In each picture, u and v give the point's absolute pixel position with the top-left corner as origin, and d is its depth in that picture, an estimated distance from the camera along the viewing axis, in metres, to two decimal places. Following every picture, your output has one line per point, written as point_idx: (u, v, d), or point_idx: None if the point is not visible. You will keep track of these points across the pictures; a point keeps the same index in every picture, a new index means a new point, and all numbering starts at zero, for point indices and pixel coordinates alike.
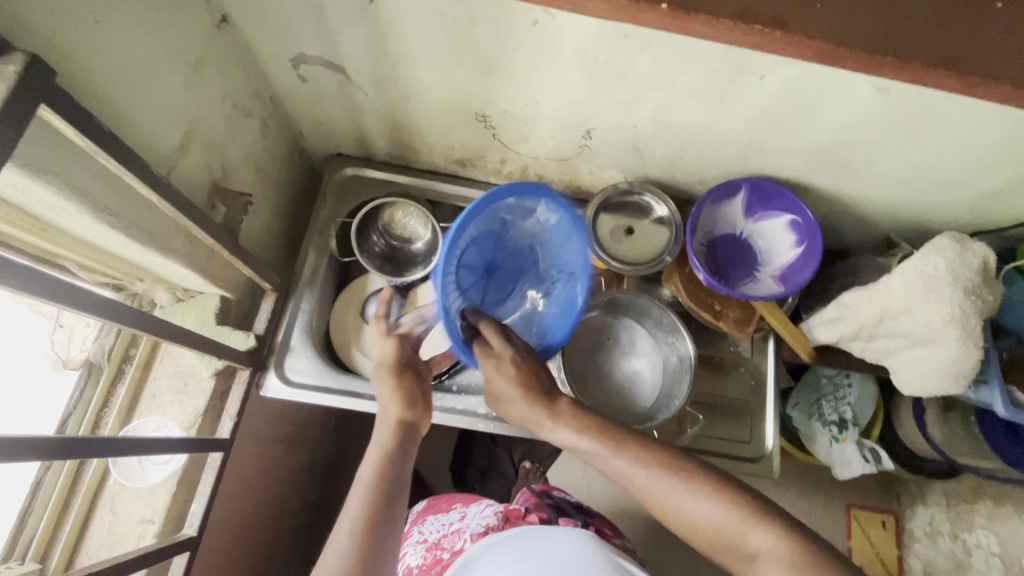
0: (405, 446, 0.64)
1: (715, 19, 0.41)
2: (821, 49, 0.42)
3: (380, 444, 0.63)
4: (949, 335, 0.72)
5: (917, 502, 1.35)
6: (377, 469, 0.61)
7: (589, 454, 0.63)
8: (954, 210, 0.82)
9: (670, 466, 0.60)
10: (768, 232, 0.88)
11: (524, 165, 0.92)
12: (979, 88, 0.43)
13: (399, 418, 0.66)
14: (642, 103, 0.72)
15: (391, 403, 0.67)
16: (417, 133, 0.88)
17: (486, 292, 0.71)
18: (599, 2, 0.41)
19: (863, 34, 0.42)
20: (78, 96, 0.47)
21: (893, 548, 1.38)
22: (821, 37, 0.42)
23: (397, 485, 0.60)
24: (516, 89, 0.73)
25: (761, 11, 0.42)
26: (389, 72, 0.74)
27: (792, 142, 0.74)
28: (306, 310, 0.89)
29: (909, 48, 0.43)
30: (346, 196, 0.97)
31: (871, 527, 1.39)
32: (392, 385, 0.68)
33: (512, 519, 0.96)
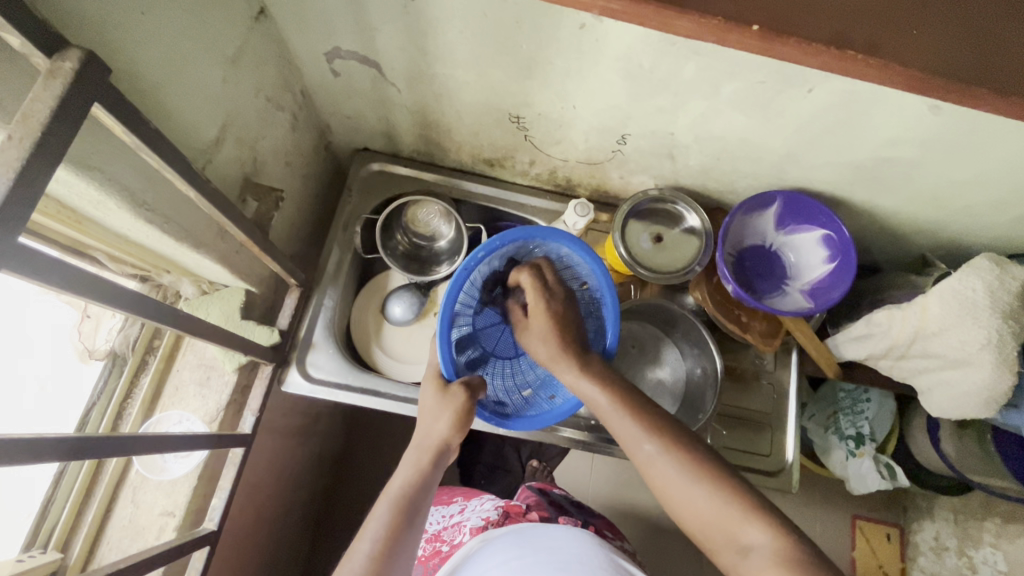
0: (435, 469, 0.68)
1: (807, 44, 0.39)
2: (916, 77, 0.40)
3: (416, 462, 0.68)
4: (984, 360, 0.71)
5: (923, 517, 1.35)
6: (403, 490, 0.66)
7: (606, 414, 0.68)
8: (990, 231, 0.81)
9: (663, 441, 0.63)
10: (799, 246, 0.86)
11: (553, 168, 0.91)
12: None
13: (443, 440, 0.69)
14: (682, 110, 0.70)
15: (437, 424, 0.69)
16: (446, 130, 0.87)
17: (504, 340, 0.84)
18: (684, 23, 0.39)
19: (952, 65, 0.41)
20: (124, 91, 0.46)
21: (897, 560, 1.38)
22: (918, 65, 0.40)
23: (416, 509, 0.65)
24: (553, 91, 0.72)
25: (855, 36, 0.40)
26: (424, 68, 0.72)
27: (833, 154, 0.73)
28: (329, 306, 0.88)
29: (1005, 79, 0.41)
30: (370, 192, 0.96)
31: (875, 537, 1.40)
32: (451, 409, 0.70)
33: (512, 515, 0.96)
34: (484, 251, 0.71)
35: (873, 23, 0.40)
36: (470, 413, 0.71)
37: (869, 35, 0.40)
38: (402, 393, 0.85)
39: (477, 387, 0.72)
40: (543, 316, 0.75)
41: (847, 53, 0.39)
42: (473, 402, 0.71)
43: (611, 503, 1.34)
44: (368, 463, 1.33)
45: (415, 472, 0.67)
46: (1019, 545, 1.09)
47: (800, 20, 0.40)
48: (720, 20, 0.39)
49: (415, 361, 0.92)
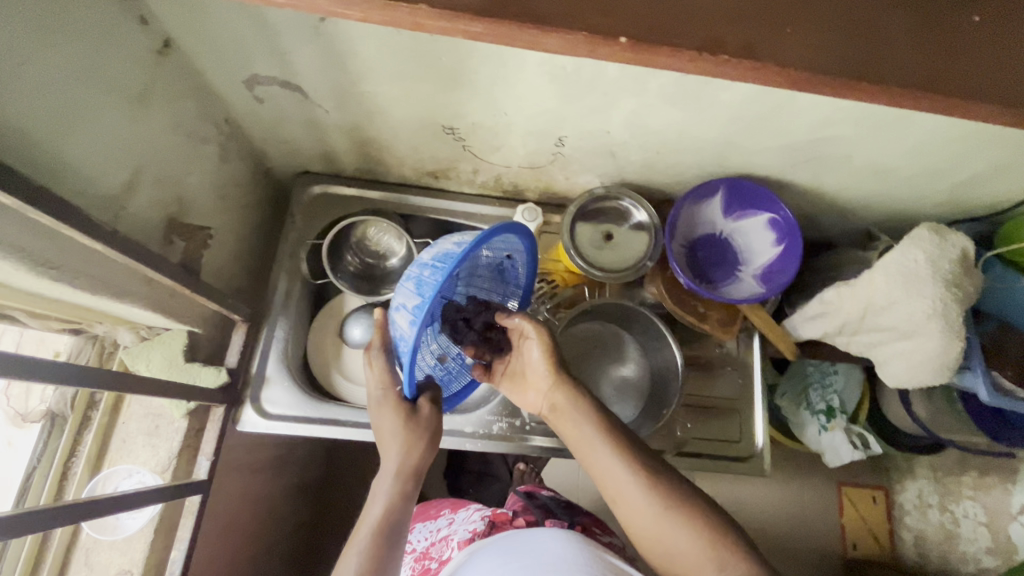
0: (410, 491, 0.64)
1: (679, 50, 0.38)
2: (792, 73, 0.40)
3: (391, 488, 0.63)
4: (932, 329, 0.72)
5: (906, 476, 1.38)
6: (381, 516, 0.61)
7: (585, 450, 0.67)
8: (932, 198, 0.82)
9: (649, 483, 0.63)
10: (747, 232, 0.86)
11: (497, 175, 0.89)
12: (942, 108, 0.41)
13: (418, 464, 0.65)
14: (614, 108, 0.69)
15: (413, 450, 0.65)
16: (384, 147, 0.85)
17: None
18: (551, 38, 0.38)
19: (835, 60, 0.40)
20: (13, 161, 0.45)
21: (885, 522, 1.42)
22: (792, 61, 0.40)
23: (399, 534, 0.61)
24: (482, 100, 0.70)
25: (727, 37, 0.39)
26: (349, 88, 0.70)
27: (768, 139, 0.73)
28: (280, 337, 0.85)
29: (883, 71, 0.41)
30: (315, 215, 0.93)
31: (862, 501, 1.44)
32: (426, 433, 0.66)
33: (497, 524, 0.95)
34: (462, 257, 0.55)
35: (751, 21, 0.40)
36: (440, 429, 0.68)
37: (749, 37, 0.40)
38: (363, 420, 0.83)
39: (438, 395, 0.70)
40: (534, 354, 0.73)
41: (718, 58, 0.39)
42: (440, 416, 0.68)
43: (599, 499, 1.34)
44: (352, 485, 1.31)
45: (391, 501, 0.62)
46: (996, 496, 1.14)
47: (670, 23, 0.39)
48: (587, 33, 0.38)
49: None
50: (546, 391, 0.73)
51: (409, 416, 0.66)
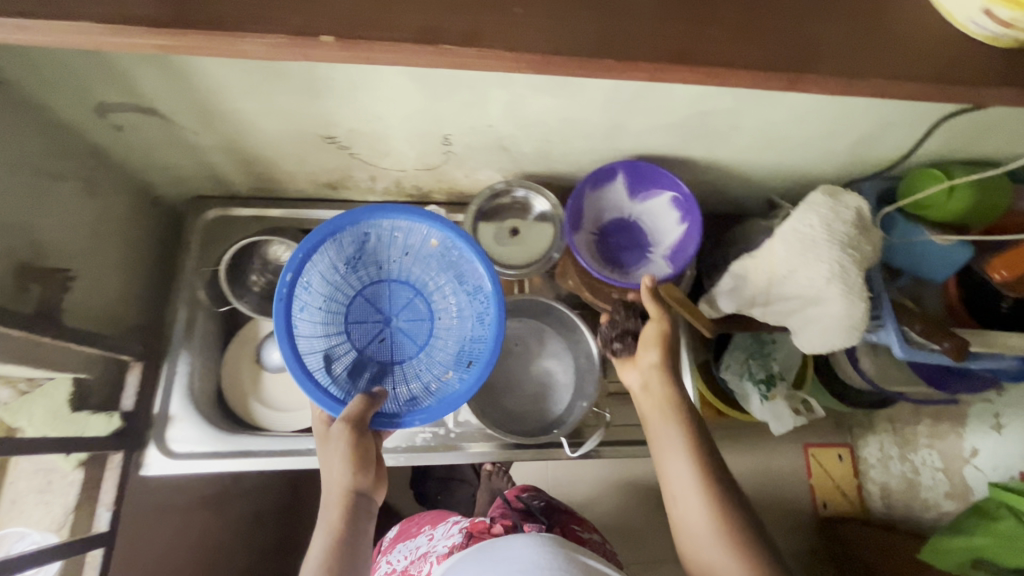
0: (355, 519, 0.62)
1: (390, 43, 0.42)
2: (525, 57, 0.43)
3: (329, 524, 0.61)
4: (833, 292, 0.71)
5: (868, 433, 1.40)
6: (324, 554, 0.59)
7: (665, 466, 0.66)
8: (833, 160, 0.81)
9: (720, 520, 0.60)
10: (653, 214, 0.85)
11: (397, 180, 0.87)
12: (667, 70, 0.45)
13: (350, 488, 0.64)
14: (487, 102, 0.67)
15: (337, 472, 0.64)
16: (270, 163, 0.81)
17: (394, 344, 0.80)
18: (252, 44, 0.42)
19: (555, 39, 0.44)
20: None
21: (852, 478, 1.42)
22: (519, 48, 0.43)
23: (348, 568, 0.59)
24: (350, 106, 0.67)
25: (437, 29, 0.43)
26: (209, 107, 0.67)
27: (653, 118, 0.71)
28: (184, 371, 0.82)
29: (614, 45, 0.45)
30: (213, 241, 0.90)
31: (828, 461, 1.43)
32: (346, 450, 0.65)
33: (476, 534, 0.93)
34: (304, 252, 0.71)
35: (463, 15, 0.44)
36: (365, 447, 0.67)
37: (464, 27, 0.44)
38: (278, 448, 0.81)
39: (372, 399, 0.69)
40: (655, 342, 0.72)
41: (436, 48, 0.43)
42: (364, 426, 0.67)
43: None
44: None
45: (335, 537, 0.60)
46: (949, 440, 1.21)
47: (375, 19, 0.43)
48: (287, 35, 0.42)
49: (297, 406, 0.90)
50: (646, 376, 0.72)
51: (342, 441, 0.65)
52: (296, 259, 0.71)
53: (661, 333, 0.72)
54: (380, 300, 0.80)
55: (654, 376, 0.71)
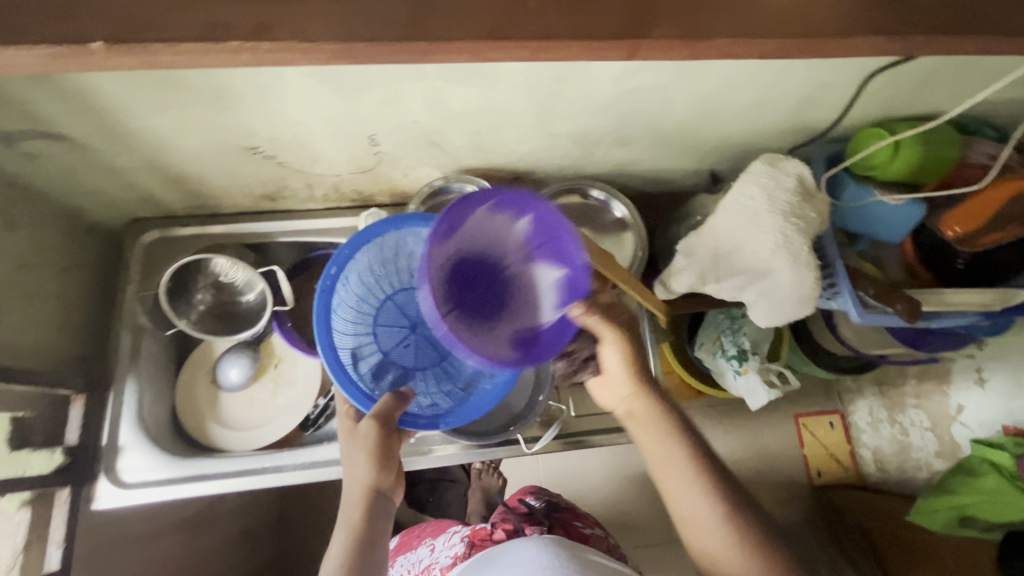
0: (374, 517, 0.62)
1: (175, 47, 0.40)
2: (335, 47, 0.41)
3: (349, 523, 0.61)
4: (780, 262, 0.69)
5: (856, 397, 1.32)
6: (345, 555, 0.59)
7: (661, 475, 0.65)
8: (776, 127, 0.78)
9: (728, 520, 0.61)
10: (476, 231, 0.67)
11: (335, 185, 0.84)
12: (485, 48, 0.43)
13: (370, 486, 0.63)
14: (404, 97, 0.65)
15: (359, 471, 0.64)
16: (199, 179, 0.79)
17: (418, 350, 0.79)
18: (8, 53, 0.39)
19: (353, 23, 0.41)
20: None
21: (844, 444, 1.33)
22: (333, 38, 0.41)
23: (368, 569, 0.59)
24: (263, 113, 0.65)
25: (234, 25, 0.40)
26: (116, 127, 0.65)
27: (582, 99, 0.69)
28: (131, 398, 0.80)
29: (434, 32, 0.42)
30: (154, 263, 0.88)
31: (820, 429, 1.33)
32: (367, 450, 0.65)
33: (477, 543, 0.97)
34: (349, 249, 0.72)
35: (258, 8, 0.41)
36: (388, 445, 0.66)
37: (259, 18, 0.41)
38: (235, 468, 0.80)
39: (399, 399, 0.69)
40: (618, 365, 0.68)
41: (228, 47, 0.40)
42: (387, 427, 0.67)
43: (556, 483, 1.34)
44: None
45: (354, 539, 0.60)
46: None
47: (160, 20, 0.40)
48: (58, 46, 0.39)
49: (257, 423, 0.89)
50: (621, 393, 0.69)
51: (365, 438, 0.65)
52: (338, 257, 0.71)
53: (627, 354, 0.67)
54: (409, 308, 0.79)
55: (626, 395, 0.68)
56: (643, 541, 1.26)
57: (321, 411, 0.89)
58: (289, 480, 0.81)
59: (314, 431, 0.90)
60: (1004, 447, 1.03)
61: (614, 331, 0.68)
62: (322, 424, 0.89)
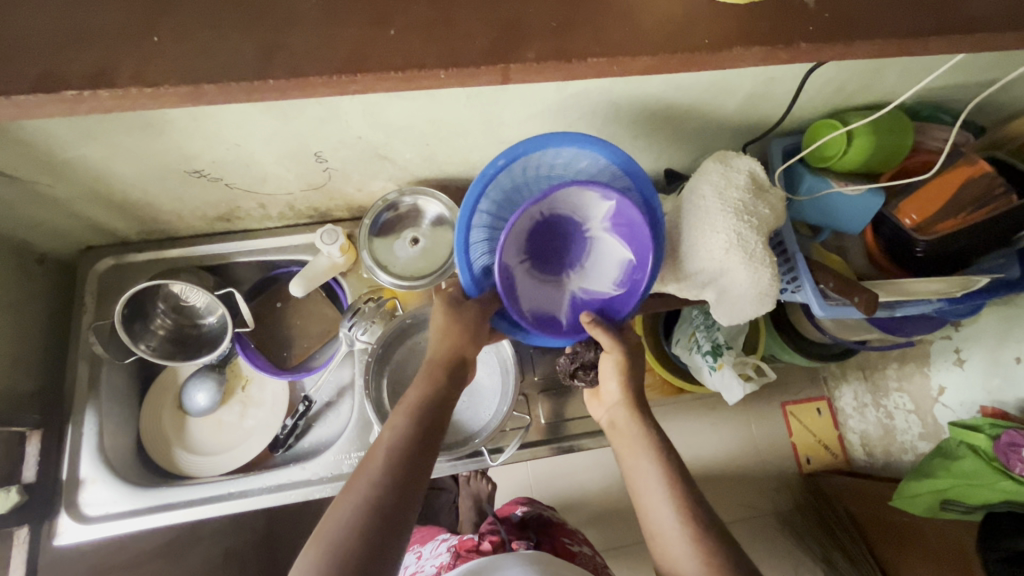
0: (447, 384, 0.65)
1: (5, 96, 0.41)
2: (183, 91, 0.42)
3: (426, 381, 0.65)
4: (734, 261, 0.69)
5: (841, 381, 1.30)
6: (416, 406, 0.63)
7: (633, 471, 0.67)
8: (728, 123, 0.78)
9: (688, 520, 0.61)
10: (571, 201, 0.65)
11: (289, 203, 0.83)
12: (327, 84, 0.43)
13: (453, 354, 0.67)
14: (341, 114, 0.63)
15: (444, 339, 0.67)
16: (146, 205, 0.78)
17: None
18: None
19: (184, 69, 0.43)
20: None
21: (833, 430, 1.30)
22: (174, 81, 0.42)
23: (434, 424, 0.62)
24: (197, 137, 0.64)
25: (72, 78, 0.42)
26: (47, 160, 0.63)
27: (526, 106, 0.68)
28: (90, 431, 0.79)
29: (284, 73, 0.43)
30: (110, 291, 0.86)
31: (807, 417, 1.30)
32: (460, 325, 0.67)
33: (461, 553, 0.98)
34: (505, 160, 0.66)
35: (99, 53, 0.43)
36: (478, 329, 0.69)
37: (94, 65, 0.42)
38: (200, 496, 0.79)
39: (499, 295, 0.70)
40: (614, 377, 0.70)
41: (64, 96, 0.41)
42: (481, 317, 0.69)
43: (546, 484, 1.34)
44: None
45: (430, 386, 0.64)
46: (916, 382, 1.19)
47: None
48: None
49: (226, 447, 0.88)
50: (612, 404, 0.72)
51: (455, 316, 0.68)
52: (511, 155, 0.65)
53: (619, 365, 0.69)
54: None
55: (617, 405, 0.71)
56: (635, 540, 1.26)
57: (290, 432, 0.87)
58: (256, 505, 0.80)
59: (284, 452, 0.88)
60: (982, 430, 0.99)
61: (611, 340, 0.68)
62: (294, 444, 0.88)
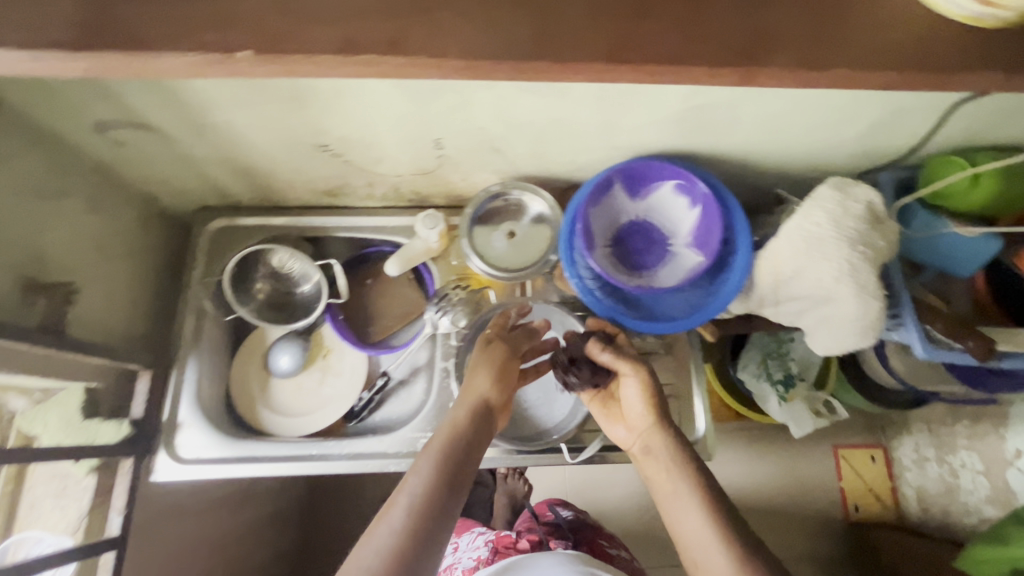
0: (476, 423, 0.70)
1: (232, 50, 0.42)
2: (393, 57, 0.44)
3: (458, 421, 0.69)
4: (844, 291, 0.67)
5: (902, 432, 1.25)
6: (445, 445, 0.66)
7: (664, 498, 0.69)
8: (844, 150, 0.76)
9: (729, 543, 0.61)
10: (662, 208, 0.81)
11: (394, 185, 0.87)
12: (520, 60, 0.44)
13: (483, 396, 0.72)
14: (473, 104, 0.66)
15: (478, 379, 0.73)
16: (268, 173, 0.82)
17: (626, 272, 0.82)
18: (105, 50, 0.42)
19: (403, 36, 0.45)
20: None
21: (886, 480, 1.28)
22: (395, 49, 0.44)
23: (461, 466, 0.65)
24: (338, 114, 0.67)
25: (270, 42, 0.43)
26: (197, 120, 0.68)
27: (648, 113, 0.68)
28: (191, 378, 0.84)
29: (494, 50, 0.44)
30: (219, 249, 0.91)
31: (859, 462, 1.30)
32: (490, 366, 0.74)
33: (500, 550, 0.98)
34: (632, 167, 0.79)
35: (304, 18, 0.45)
36: (509, 370, 0.75)
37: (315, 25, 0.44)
38: (283, 452, 0.83)
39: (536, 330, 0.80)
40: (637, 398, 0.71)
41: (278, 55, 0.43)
42: (511, 357, 0.76)
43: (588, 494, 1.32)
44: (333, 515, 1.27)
45: (460, 428, 0.68)
46: None
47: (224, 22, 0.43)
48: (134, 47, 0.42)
49: (305, 411, 0.91)
50: (638, 428, 0.73)
51: (491, 355, 0.75)
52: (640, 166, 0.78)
53: (641, 384, 0.71)
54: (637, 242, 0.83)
55: (642, 427, 0.72)
56: (674, 562, 1.23)
57: (365, 404, 0.91)
58: (334, 468, 0.83)
59: (356, 423, 0.92)
60: None
61: (632, 364, 0.71)
62: (365, 418, 0.92)
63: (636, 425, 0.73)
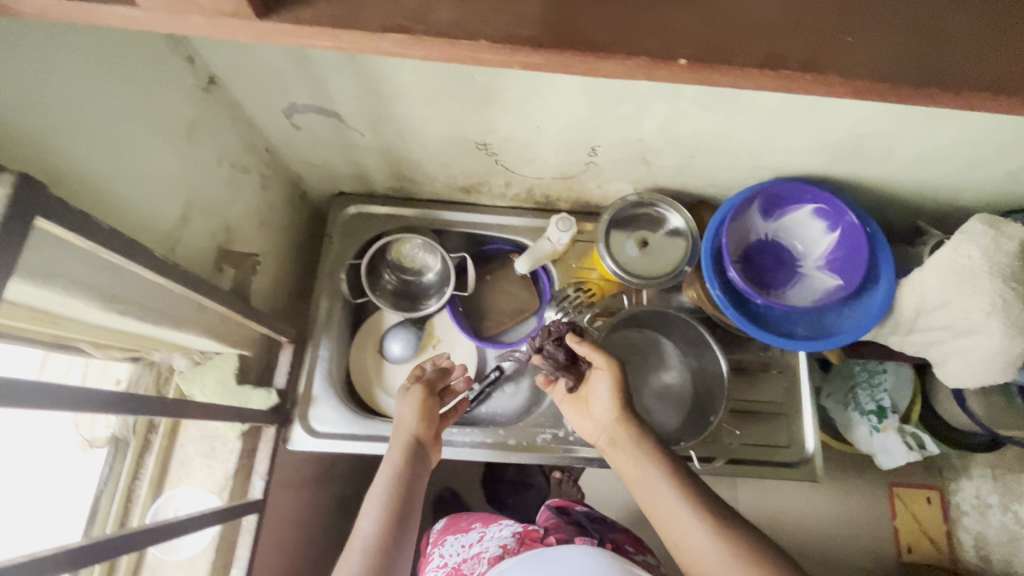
0: (411, 459, 0.69)
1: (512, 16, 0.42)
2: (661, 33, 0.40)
3: (393, 460, 0.69)
4: (991, 326, 0.68)
5: (960, 475, 1.21)
6: (387, 485, 0.65)
7: (639, 486, 0.67)
8: (981, 188, 0.78)
9: (714, 523, 0.59)
10: (797, 230, 0.84)
11: (530, 186, 0.90)
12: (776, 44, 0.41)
13: (414, 435, 0.72)
14: (646, 115, 0.69)
15: (408, 417, 0.74)
16: (416, 166, 0.86)
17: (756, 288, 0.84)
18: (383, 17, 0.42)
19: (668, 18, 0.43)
20: (83, 205, 0.47)
21: (940, 523, 1.22)
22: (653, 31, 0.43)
23: (409, 505, 0.64)
24: (515, 116, 0.71)
25: None
26: (381, 112, 0.72)
27: (809, 137, 0.71)
28: (325, 356, 0.88)
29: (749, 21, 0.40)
30: (352, 234, 0.95)
31: (914, 504, 1.24)
32: (416, 404, 0.75)
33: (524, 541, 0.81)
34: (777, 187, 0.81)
35: None
36: (433, 406, 0.76)
37: None
38: None
39: (445, 369, 0.81)
40: (609, 391, 0.72)
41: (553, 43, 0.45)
42: (432, 397, 0.77)
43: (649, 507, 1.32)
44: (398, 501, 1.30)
45: (395, 467, 0.67)
46: None
47: None
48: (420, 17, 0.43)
49: None
50: (605, 423, 0.73)
51: (421, 395, 0.76)
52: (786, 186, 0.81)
53: (611, 378, 0.72)
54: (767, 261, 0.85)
55: (609, 423, 0.73)
56: None
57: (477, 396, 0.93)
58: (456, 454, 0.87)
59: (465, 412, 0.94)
60: None
61: (606, 359, 0.72)
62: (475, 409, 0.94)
63: (604, 423, 0.73)
